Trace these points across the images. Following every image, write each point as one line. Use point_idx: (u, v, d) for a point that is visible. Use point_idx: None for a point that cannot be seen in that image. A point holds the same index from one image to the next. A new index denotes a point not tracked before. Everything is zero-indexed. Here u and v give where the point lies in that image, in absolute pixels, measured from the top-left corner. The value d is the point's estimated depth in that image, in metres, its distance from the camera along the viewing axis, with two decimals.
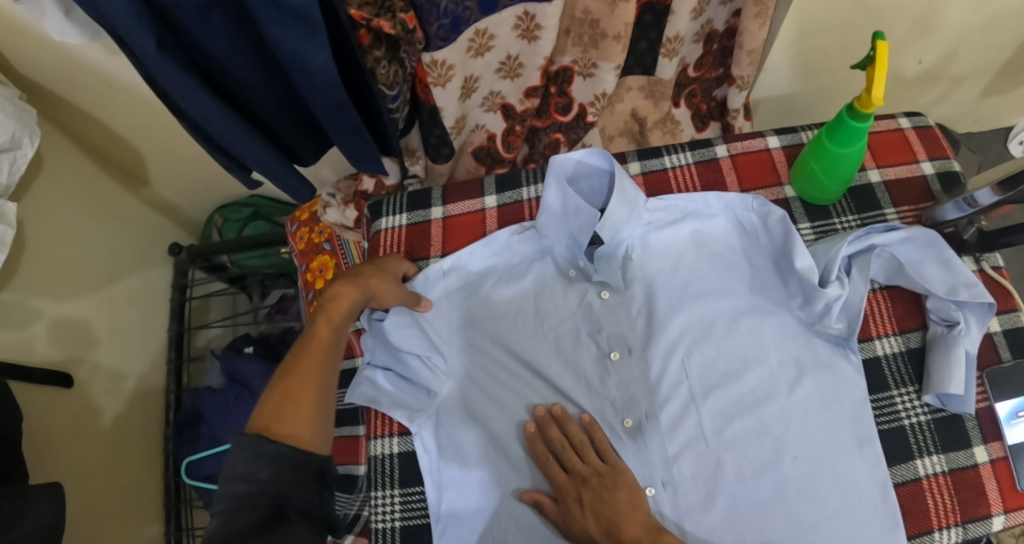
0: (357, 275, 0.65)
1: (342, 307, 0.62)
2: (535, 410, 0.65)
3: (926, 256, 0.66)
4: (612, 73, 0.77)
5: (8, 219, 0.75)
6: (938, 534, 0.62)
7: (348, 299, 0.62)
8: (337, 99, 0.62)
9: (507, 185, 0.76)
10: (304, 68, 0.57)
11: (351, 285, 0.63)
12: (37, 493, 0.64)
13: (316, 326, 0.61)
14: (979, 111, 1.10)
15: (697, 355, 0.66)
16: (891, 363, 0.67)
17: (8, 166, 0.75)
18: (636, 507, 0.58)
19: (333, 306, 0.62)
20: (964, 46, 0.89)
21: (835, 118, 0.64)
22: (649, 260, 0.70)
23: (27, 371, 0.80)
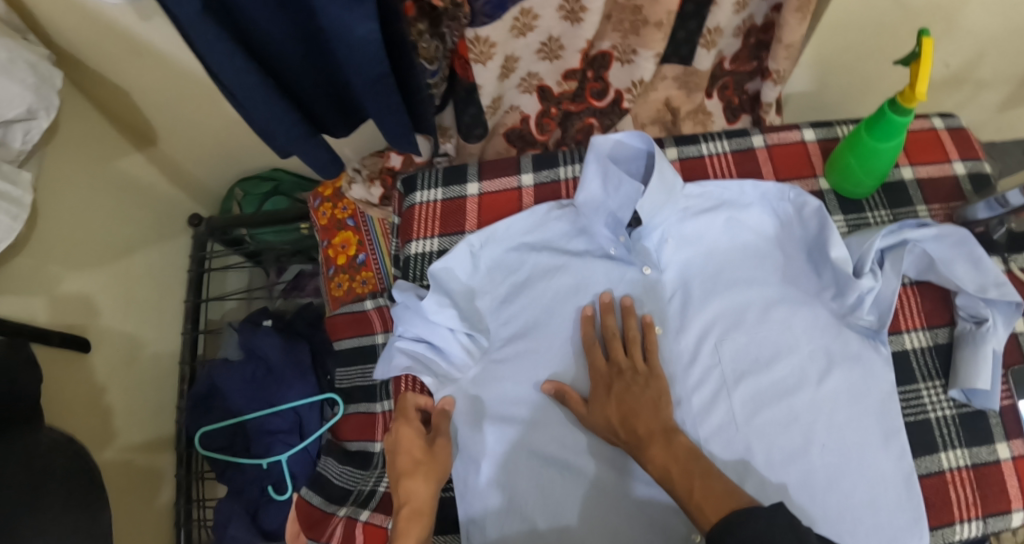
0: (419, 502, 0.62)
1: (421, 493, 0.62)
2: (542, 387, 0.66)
3: (956, 255, 0.66)
4: (651, 60, 0.78)
5: (22, 186, 0.69)
6: (960, 526, 0.63)
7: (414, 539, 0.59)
8: (379, 72, 0.62)
9: (544, 164, 0.76)
10: (348, 39, 0.57)
11: (426, 484, 0.63)
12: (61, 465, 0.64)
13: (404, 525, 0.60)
14: (998, 120, 1.11)
15: (729, 342, 0.66)
16: (918, 356, 0.68)
17: (20, 136, 0.70)
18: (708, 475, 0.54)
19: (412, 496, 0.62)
20: (994, 51, 0.89)
21: (876, 112, 0.64)
22: (682, 248, 0.70)
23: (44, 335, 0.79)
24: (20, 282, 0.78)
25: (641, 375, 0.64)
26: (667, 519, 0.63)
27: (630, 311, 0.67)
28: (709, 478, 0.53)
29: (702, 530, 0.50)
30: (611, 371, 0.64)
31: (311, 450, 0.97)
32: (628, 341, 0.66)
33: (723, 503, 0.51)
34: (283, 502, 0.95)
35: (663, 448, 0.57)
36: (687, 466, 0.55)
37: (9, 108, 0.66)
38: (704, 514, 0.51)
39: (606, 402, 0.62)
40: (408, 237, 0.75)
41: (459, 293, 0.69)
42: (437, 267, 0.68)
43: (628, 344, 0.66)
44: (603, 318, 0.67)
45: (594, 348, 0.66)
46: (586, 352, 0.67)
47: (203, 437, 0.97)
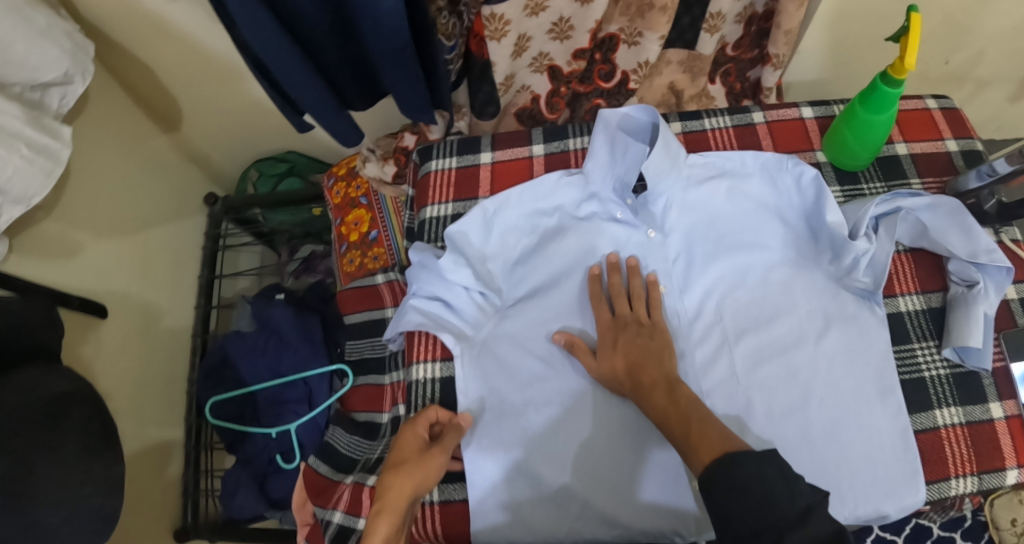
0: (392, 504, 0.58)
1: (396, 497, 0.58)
2: (553, 337, 0.68)
3: (949, 225, 0.69)
4: (656, 43, 0.82)
5: (63, 139, 0.71)
6: (955, 481, 0.65)
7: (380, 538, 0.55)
8: (399, 44, 0.66)
9: (554, 136, 0.80)
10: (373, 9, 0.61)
11: (402, 482, 0.59)
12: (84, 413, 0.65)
13: (376, 522, 0.56)
14: (997, 115, 1.14)
15: (729, 302, 0.69)
16: (912, 318, 0.70)
17: (58, 99, 0.74)
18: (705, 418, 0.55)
19: (387, 497, 0.58)
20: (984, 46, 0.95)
21: (868, 86, 0.68)
22: (687, 214, 0.72)
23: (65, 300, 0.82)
24: (42, 246, 0.80)
25: (646, 327, 0.66)
26: (680, 487, 0.65)
27: (635, 271, 0.70)
28: (706, 421, 0.55)
29: (695, 469, 0.52)
30: (618, 323, 0.67)
31: (320, 420, 0.99)
32: (632, 296, 0.68)
33: (720, 444, 0.51)
34: (290, 471, 0.96)
35: (664, 395, 0.59)
36: (686, 412, 0.56)
37: (48, 71, 0.70)
38: (698, 457, 0.52)
39: (613, 353, 0.64)
40: (423, 203, 0.79)
41: (474, 252, 0.72)
42: (452, 231, 0.70)
43: (632, 300, 0.68)
44: (609, 276, 0.70)
45: (601, 302, 0.69)
46: (593, 306, 0.69)
47: (214, 406, 0.99)
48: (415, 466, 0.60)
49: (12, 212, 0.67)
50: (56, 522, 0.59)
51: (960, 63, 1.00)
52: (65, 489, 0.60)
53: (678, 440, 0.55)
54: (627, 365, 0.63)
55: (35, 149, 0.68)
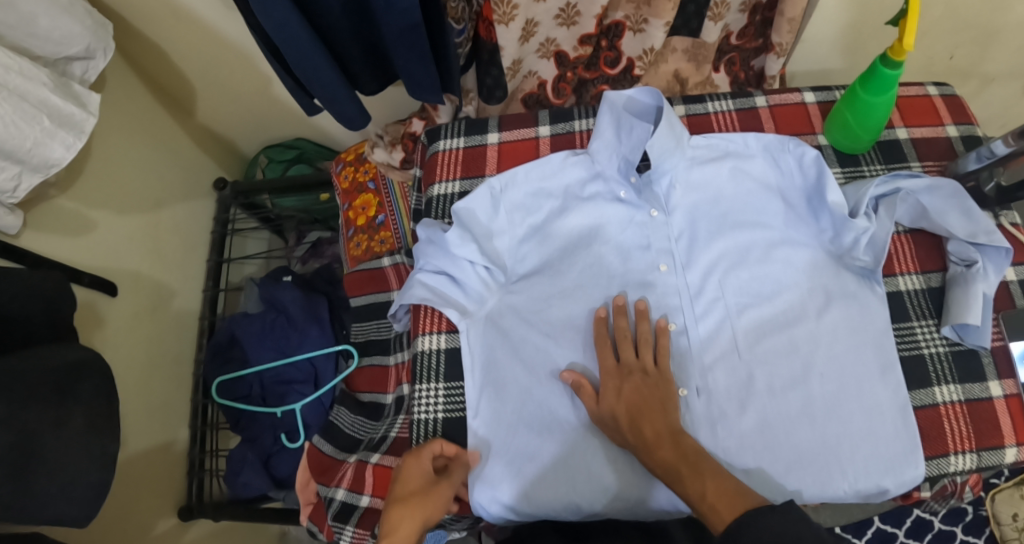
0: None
1: (400, 539, 0.61)
2: (563, 374, 0.66)
3: (949, 206, 0.70)
4: (662, 29, 0.83)
5: (90, 108, 0.74)
6: (954, 457, 0.66)
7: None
8: (412, 22, 0.68)
9: (560, 117, 0.82)
10: None
11: (410, 523, 0.61)
12: (94, 382, 0.66)
13: None
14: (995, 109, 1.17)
15: (732, 278, 0.70)
16: (912, 297, 0.71)
17: (81, 72, 0.77)
18: (718, 474, 0.55)
19: (391, 539, 0.61)
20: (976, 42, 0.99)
21: (868, 68, 0.69)
22: (690, 193, 0.74)
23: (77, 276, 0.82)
24: (54, 221, 0.81)
25: (651, 375, 0.64)
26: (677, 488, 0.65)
27: (643, 314, 0.67)
28: (721, 478, 0.55)
29: (716, 529, 0.52)
30: (620, 370, 0.64)
31: (325, 400, 0.99)
32: (639, 342, 0.66)
33: (735, 502, 0.52)
34: (294, 450, 0.98)
35: (671, 450, 0.58)
36: (695, 465, 0.56)
37: (69, 45, 0.72)
38: (718, 514, 0.52)
39: (616, 398, 0.62)
40: (432, 181, 0.80)
41: (481, 228, 0.72)
42: (460, 207, 0.71)
43: (639, 346, 0.66)
44: (615, 319, 0.67)
45: (605, 346, 0.66)
46: (596, 348, 0.67)
47: (220, 386, 0.99)
48: (420, 500, 0.63)
49: (32, 180, 0.70)
50: (54, 491, 0.58)
51: (961, 55, 1.02)
52: (73, 453, 0.61)
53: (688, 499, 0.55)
54: (630, 413, 0.61)
55: (56, 120, 0.69)
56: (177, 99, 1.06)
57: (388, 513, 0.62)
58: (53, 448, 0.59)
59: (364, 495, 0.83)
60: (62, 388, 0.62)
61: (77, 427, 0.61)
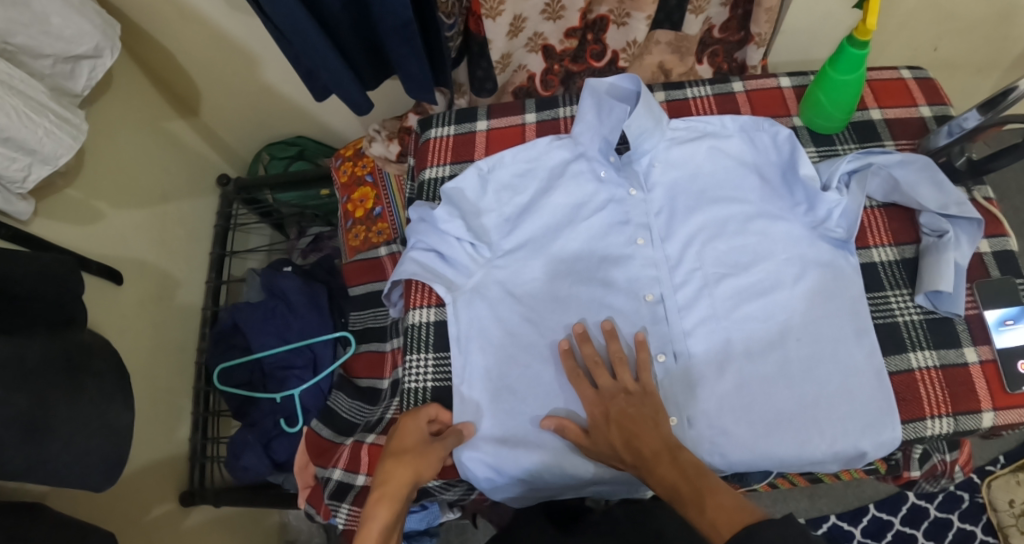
0: (385, 489, 0.63)
1: (394, 488, 0.63)
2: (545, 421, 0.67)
3: (922, 179, 0.72)
4: (643, 23, 0.88)
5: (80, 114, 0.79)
6: (931, 421, 0.67)
7: (378, 525, 0.61)
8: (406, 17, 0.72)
9: (546, 105, 0.85)
10: None
11: (406, 468, 0.64)
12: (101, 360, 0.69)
13: (375, 508, 0.62)
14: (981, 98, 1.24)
15: (710, 249, 0.72)
16: (886, 268, 0.73)
17: (87, 73, 0.82)
18: (718, 488, 0.53)
19: (385, 487, 0.63)
20: (947, 35, 1.05)
21: (836, 49, 0.73)
22: (668, 170, 0.76)
23: (86, 264, 0.85)
24: (62, 208, 0.84)
25: (634, 394, 0.65)
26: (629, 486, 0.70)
27: (613, 336, 0.68)
28: (719, 493, 0.53)
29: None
30: (604, 398, 0.65)
31: (323, 386, 1.02)
32: (615, 363, 0.67)
33: (735, 517, 0.50)
34: (293, 435, 1.00)
35: (670, 467, 0.57)
36: (694, 481, 0.55)
37: (79, 44, 0.77)
38: (718, 531, 0.50)
39: (607, 427, 0.63)
40: (423, 166, 0.84)
41: (468, 207, 0.76)
42: (448, 187, 0.75)
43: (615, 367, 0.67)
44: (582, 348, 0.68)
45: (580, 380, 0.67)
46: (574, 385, 0.68)
47: (222, 373, 1.01)
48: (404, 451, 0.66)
49: (41, 171, 0.73)
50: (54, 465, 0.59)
51: (945, 46, 1.07)
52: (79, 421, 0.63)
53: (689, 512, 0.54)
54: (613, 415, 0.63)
55: (61, 119, 0.75)
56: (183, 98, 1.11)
57: (379, 470, 0.65)
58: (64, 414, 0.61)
59: (359, 475, 0.86)
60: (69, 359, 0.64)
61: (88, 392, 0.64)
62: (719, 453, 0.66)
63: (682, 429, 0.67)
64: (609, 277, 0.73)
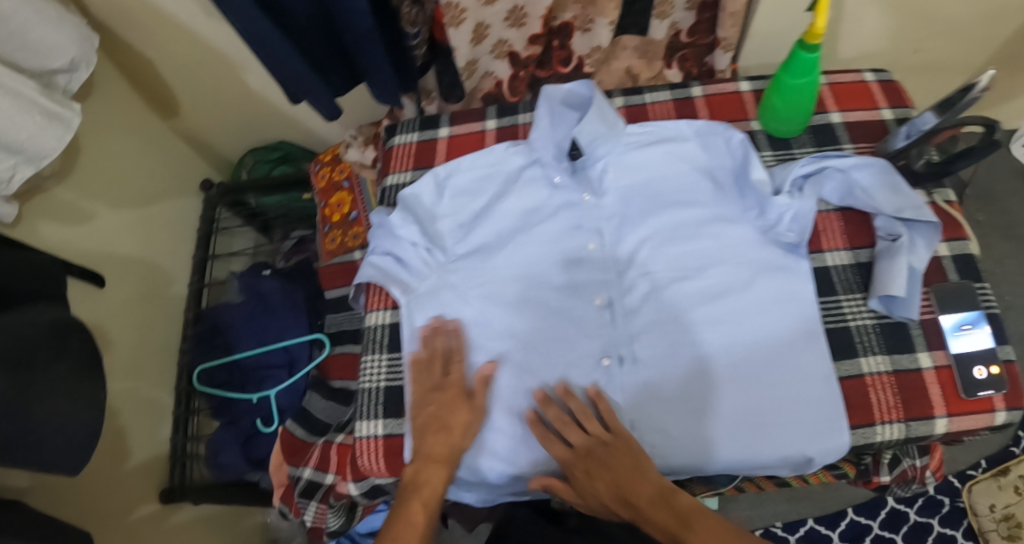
0: (432, 457, 0.67)
1: (444, 452, 0.68)
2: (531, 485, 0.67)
3: (879, 182, 0.72)
4: (607, 28, 0.88)
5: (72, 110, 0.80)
6: (881, 427, 0.67)
7: (432, 486, 0.67)
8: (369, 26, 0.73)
9: (506, 111, 0.86)
10: None
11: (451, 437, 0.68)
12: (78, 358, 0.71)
13: (427, 470, 0.68)
14: None
15: (662, 253, 0.73)
16: (839, 272, 0.73)
17: (64, 84, 0.86)
18: (718, 537, 0.59)
19: (434, 451, 0.67)
20: (925, 39, 1.04)
21: (788, 54, 0.72)
22: (623, 175, 0.77)
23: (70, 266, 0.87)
24: (51, 210, 0.87)
25: (607, 447, 0.65)
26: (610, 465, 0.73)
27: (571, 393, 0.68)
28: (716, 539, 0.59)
29: None
30: (577, 455, 0.65)
31: (299, 385, 1.03)
32: (581, 417, 0.67)
33: None
34: (269, 434, 1.02)
35: (666, 512, 0.61)
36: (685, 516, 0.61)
37: (54, 59, 0.81)
38: None
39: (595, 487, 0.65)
40: (387, 171, 0.86)
41: (424, 213, 0.77)
42: (405, 194, 0.77)
43: (584, 420, 0.67)
44: (545, 412, 0.68)
45: (553, 441, 0.67)
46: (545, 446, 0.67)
47: (202, 373, 1.04)
48: (442, 403, 0.69)
49: (26, 171, 0.76)
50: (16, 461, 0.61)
51: (927, 49, 1.06)
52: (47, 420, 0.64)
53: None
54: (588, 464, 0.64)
55: (47, 116, 0.76)
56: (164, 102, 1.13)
57: (419, 441, 0.68)
58: (33, 413, 0.63)
59: (328, 474, 0.88)
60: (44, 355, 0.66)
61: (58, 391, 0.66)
62: (661, 456, 0.67)
63: (624, 432, 0.68)
64: (560, 280, 0.74)
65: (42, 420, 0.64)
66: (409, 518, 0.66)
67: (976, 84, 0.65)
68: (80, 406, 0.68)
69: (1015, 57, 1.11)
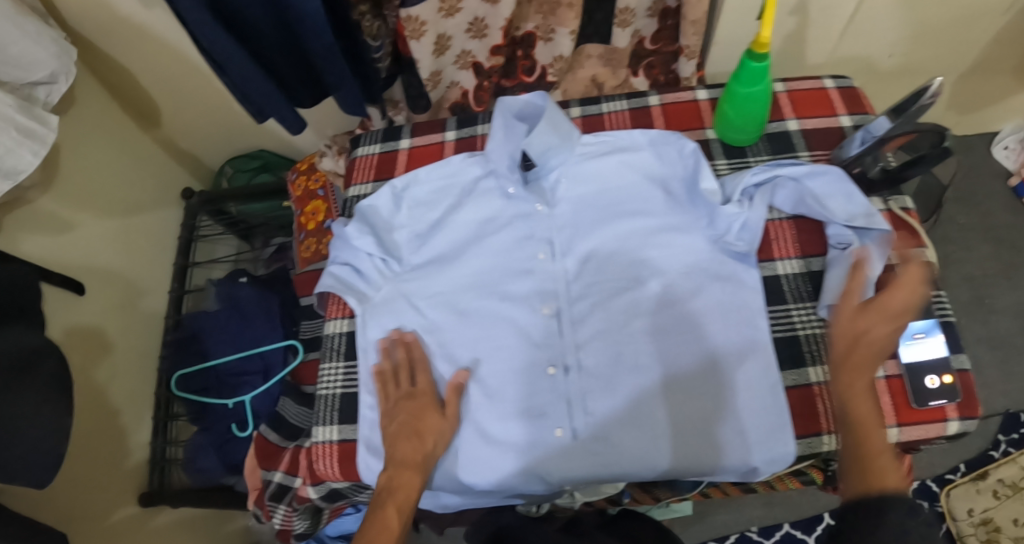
0: (405, 460, 0.66)
1: (417, 457, 0.67)
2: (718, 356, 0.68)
3: (834, 191, 0.71)
4: (568, 38, 0.90)
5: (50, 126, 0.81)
6: (828, 437, 0.67)
7: (407, 492, 0.65)
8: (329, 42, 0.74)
9: (466, 123, 0.87)
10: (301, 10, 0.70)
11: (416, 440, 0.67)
12: (52, 366, 0.73)
13: (401, 475, 0.66)
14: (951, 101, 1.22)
15: (610, 264, 0.74)
16: (790, 281, 0.73)
17: (44, 95, 0.87)
18: (885, 450, 0.56)
19: (409, 455, 0.67)
20: (900, 44, 1.03)
21: (739, 64, 0.72)
22: (575, 185, 0.78)
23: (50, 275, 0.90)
24: (33, 222, 0.89)
25: (859, 312, 0.63)
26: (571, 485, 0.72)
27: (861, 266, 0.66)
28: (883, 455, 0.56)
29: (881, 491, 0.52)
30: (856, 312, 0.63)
31: (274, 392, 1.04)
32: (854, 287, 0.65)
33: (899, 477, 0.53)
34: (243, 439, 1.04)
35: (878, 432, 0.58)
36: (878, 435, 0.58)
37: (32, 71, 0.82)
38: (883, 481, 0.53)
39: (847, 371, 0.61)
40: (349, 182, 0.88)
41: (381, 224, 0.79)
42: (363, 205, 0.79)
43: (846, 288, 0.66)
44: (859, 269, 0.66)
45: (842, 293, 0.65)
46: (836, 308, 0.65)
47: (179, 379, 1.06)
48: (412, 411, 0.69)
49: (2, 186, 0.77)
50: None
51: (903, 53, 1.06)
52: (14, 427, 0.67)
53: (852, 465, 0.56)
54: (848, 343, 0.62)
55: (22, 132, 0.77)
56: (143, 112, 1.16)
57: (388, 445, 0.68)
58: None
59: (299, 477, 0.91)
60: (13, 364, 0.68)
61: (25, 398, 0.68)
62: (603, 464, 0.67)
63: (568, 441, 0.69)
64: (512, 290, 0.75)
65: (5, 429, 0.65)
66: (383, 521, 0.63)
67: (930, 85, 0.65)
68: (43, 414, 0.70)
69: (993, 60, 1.09)
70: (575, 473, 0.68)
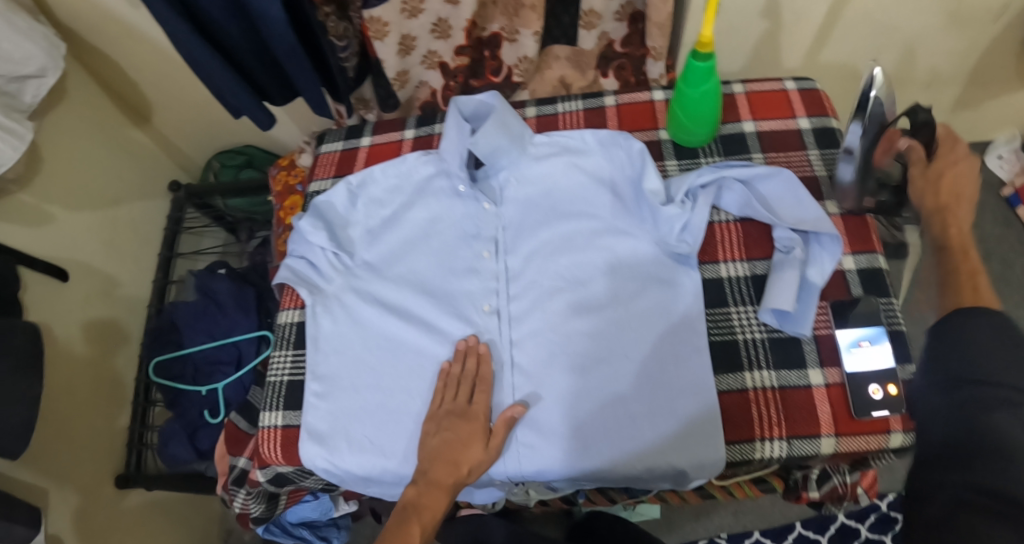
0: (433, 480, 0.64)
1: (447, 476, 0.64)
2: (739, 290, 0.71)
3: (783, 194, 0.71)
4: (532, 39, 0.90)
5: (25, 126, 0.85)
6: (760, 444, 0.65)
7: (431, 512, 0.63)
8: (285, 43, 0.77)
9: (424, 122, 0.89)
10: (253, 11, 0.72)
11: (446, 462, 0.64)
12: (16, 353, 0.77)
13: (428, 494, 0.63)
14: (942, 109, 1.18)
15: (552, 263, 0.74)
16: (732, 284, 0.72)
17: (32, 90, 0.89)
18: None
19: (434, 474, 0.64)
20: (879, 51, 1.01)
21: (685, 65, 0.71)
22: (523, 186, 0.79)
23: (31, 263, 0.95)
24: (15, 212, 0.94)
25: None
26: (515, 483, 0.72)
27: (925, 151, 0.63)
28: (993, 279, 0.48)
29: None
30: None
31: (245, 380, 1.08)
32: None
33: None
34: (216, 425, 1.07)
35: None
36: None
37: (26, 64, 0.85)
38: None
39: None
40: (312, 178, 0.90)
41: (336, 219, 0.80)
42: (318, 200, 0.81)
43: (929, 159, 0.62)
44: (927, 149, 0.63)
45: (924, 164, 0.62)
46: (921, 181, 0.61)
47: (157, 365, 1.11)
48: (458, 432, 0.65)
49: None
50: None
51: (887, 59, 1.03)
52: None
53: None
54: None
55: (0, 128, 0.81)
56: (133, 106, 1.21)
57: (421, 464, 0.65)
58: None
59: None
60: None
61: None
62: (532, 462, 0.67)
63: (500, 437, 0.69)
64: (457, 287, 0.76)
65: None
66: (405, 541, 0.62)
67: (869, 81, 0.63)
68: (10, 394, 0.73)
69: (984, 67, 1.06)
70: (499, 469, 0.68)
